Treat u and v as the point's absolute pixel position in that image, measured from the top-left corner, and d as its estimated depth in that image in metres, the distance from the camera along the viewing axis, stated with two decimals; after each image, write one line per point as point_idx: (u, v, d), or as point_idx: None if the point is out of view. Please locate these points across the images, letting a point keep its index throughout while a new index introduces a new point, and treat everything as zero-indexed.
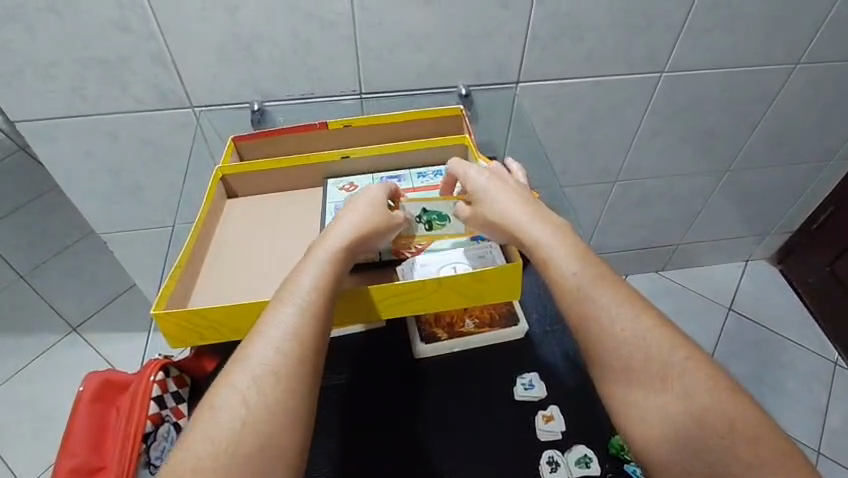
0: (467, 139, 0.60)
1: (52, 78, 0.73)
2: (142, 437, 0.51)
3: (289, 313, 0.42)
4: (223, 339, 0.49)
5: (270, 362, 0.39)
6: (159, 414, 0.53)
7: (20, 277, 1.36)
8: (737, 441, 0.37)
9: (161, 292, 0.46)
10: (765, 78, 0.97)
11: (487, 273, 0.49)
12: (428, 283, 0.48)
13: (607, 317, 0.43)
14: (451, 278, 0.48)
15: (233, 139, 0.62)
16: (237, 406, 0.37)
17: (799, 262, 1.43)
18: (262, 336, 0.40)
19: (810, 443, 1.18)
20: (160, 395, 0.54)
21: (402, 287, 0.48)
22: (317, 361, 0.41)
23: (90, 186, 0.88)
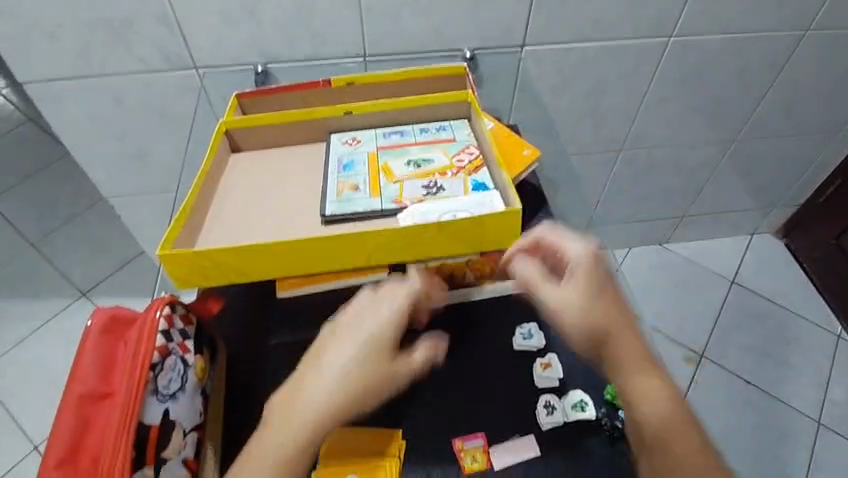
0: (471, 95, 0.60)
1: (58, 38, 0.73)
2: (150, 367, 0.44)
3: (321, 379, 0.40)
4: (226, 281, 0.49)
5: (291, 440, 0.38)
6: (166, 346, 0.46)
7: (30, 245, 1.38)
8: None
9: (167, 235, 0.47)
10: (775, 45, 0.95)
11: (487, 219, 0.48)
12: (427, 227, 0.48)
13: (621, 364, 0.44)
14: (451, 222, 0.48)
15: (238, 96, 0.62)
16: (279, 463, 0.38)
17: (804, 236, 1.42)
18: (309, 394, 0.40)
19: (809, 413, 1.20)
20: (167, 329, 0.47)
21: (402, 232, 0.48)
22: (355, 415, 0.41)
23: (98, 150, 0.89)
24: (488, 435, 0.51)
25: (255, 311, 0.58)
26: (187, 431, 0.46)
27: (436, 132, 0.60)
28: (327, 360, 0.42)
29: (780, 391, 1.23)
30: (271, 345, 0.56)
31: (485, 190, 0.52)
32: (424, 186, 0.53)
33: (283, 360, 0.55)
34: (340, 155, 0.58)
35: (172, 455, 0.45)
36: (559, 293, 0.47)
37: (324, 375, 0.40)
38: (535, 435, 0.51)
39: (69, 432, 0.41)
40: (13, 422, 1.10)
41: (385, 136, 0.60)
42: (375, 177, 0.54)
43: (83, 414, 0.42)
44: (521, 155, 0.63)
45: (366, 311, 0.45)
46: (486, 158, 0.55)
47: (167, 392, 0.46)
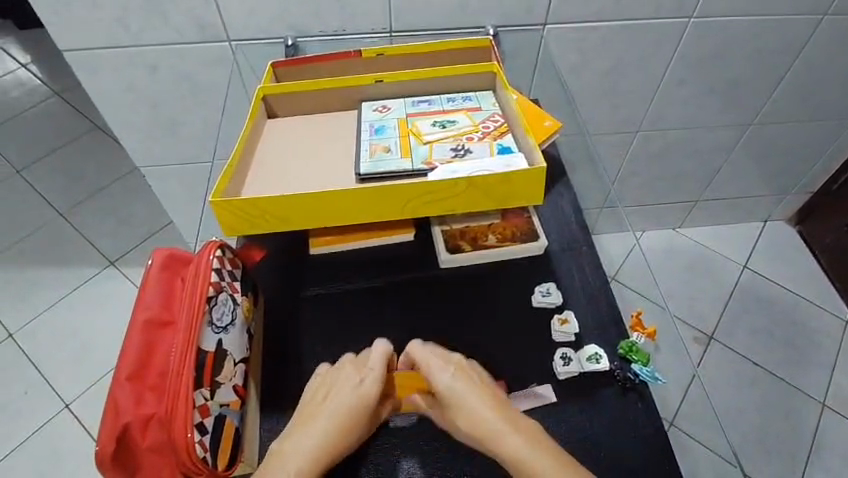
0: (496, 65, 0.62)
1: (98, 8, 0.76)
2: (206, 300, 0.48)
3: (302, 446, 0.44)
4: (270, 229, 0.53)
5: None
6: (219, 283, 0.50)
7: (59, 215, 1.43)
8: None
9: (217, 184, 0.50)
10: (794, 28, 0.96)
11: (514, 175, 0.51)
12: (458, 181, 0.51)
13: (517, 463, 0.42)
14: (481, 177, 0.51)
15: (273, 65, 0.65)
16: None
17: (819, 223, 1.43)
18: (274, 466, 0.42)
19: (815, 395, 1.22)
20: (219, 269, 0.51)
21: (433, 186, 0.51)
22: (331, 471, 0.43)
23: (132, 119, 0.93)
24: (508, 383, 0.53)
25: (291, 264, 0.62)
26: (237, 361, 0.51)
27: (463, 101, 0.63)
28: (311, 425, 0.45)
29: (787, 373, 1.25)
30: (305, 295, 0.59)
31: (510, 153, 0.54)
32: (452, 149, 0.56)
33: (317, 310, 0.58)
34: (371, 121, 0.61)
35: (226, 380, 0.49)
36: (478, 412, 0.45)
37: (317, 424, 0.45)
38: (552, 384, 0.53)
39: (136, 351, 0.46)
40: (46, 381, 1.16)
41: (413, 105, 0.63)
42: (406, 140, 0.57)
43: (147, 339, 0.47)
44: (543, 126, 0.66)
45: (337, 391, 0.48)
46: (511, 125, 0.58)
47: (221, 324, 0.49)
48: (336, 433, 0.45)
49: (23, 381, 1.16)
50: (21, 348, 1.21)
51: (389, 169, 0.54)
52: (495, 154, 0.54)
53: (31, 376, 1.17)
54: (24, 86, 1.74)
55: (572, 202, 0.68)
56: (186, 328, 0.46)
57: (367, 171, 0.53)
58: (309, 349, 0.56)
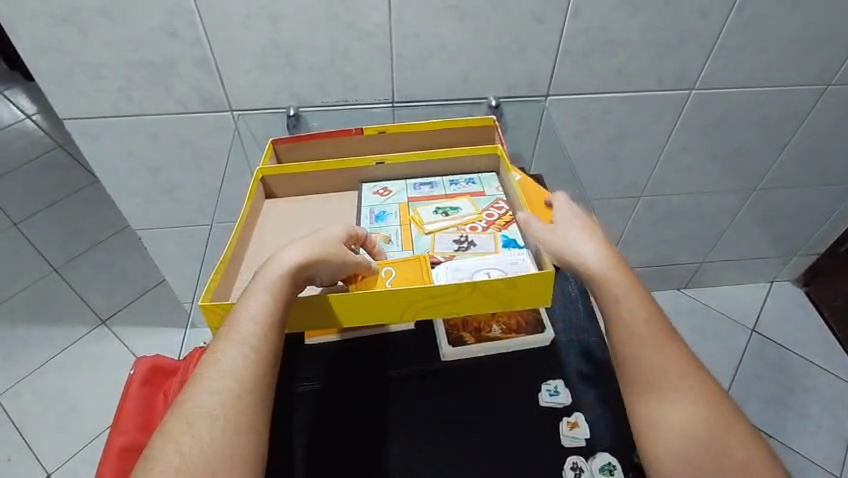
0: (501, 149, 0.61)
1: (102, 79, 0.76)
2: None
3: (259, 301, 0.44)
4: None
5: (225, 388, 0.40)
6: None
7: (53, 270, 1.40)
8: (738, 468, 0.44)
9: (210, 282, 0.48)
10: (795, 97, 0.96)
11: (521, 281, 0.49)
12: (462, 287, 0.49)
13: (643, 347, 0.48)
14: (486, 282, 0.49)
15: (272, 143, 0.64)
16: (225, 377, 0.40)
17: (826, 286, 1.40)
18: (242, 314, 0.43)
19: (832, 470, 1.16)
20: None
21: (436, 290, 0.49)
22: (280, 336, 0.44)
23: (132, 183, 0.92)
24: None
25: (283, 358, 0.59)
26: None
27: (465, 185, 0.63)
28: (244, 317, 0.43)
29: (801, 445, 1.19)
30: (298, 391, 0.56)
31: (516, 247, 0.55)
32: (456, 240, 0.57)
33: (311, 407, 0.55)
34: (372, 206, 0.61)
35: None
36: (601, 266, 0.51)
37: (270, 277, 0.45)
38: None
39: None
40: (26, 450, 1.10)
41: (416, 187, 0.63)
42: (407, 229, 0.59)
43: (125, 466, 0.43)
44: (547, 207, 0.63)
45: (265, 279, 0.45)
46: (515, 214, 0.58)
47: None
48: (291, 283, 0.46)
49: (4, 446, 1.11)
50: (4, 411, 1.15)
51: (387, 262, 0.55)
52: (502, 250, 0.55)
53: (12, 443, 1.11)
54: (28, 137, 1.76)
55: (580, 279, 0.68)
56: None
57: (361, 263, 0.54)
58: (299, 454, 0.52)
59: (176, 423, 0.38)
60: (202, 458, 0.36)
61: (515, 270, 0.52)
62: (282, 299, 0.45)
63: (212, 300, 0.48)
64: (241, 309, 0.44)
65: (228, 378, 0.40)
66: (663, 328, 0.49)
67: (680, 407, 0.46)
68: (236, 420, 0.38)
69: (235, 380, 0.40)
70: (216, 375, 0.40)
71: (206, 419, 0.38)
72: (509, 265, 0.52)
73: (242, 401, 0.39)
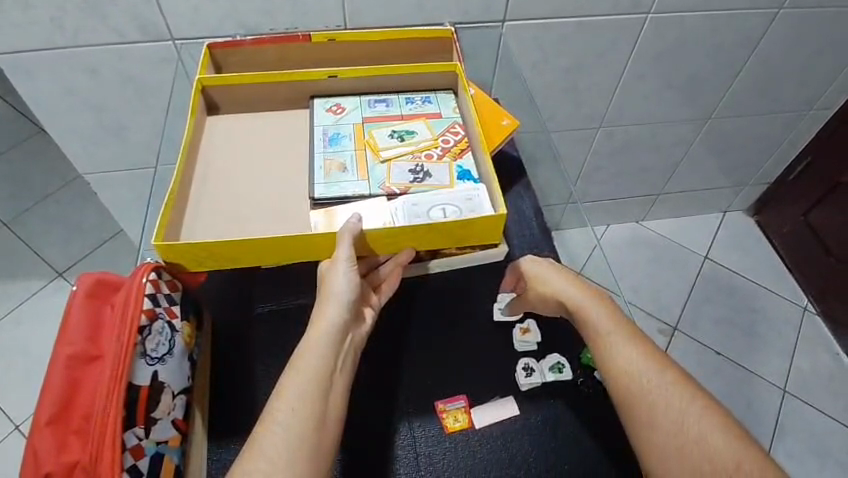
0: (458, 66, 0.59)
1: (29, 8, 0.71)
2: (138, 329, 0.44)
3: (331, 322, 0.44)
4: (214, 265, 0.48)
5: (302, 405, 0.39)
6: (154, 310, 0.46)
7: (3, 225, 1.34)
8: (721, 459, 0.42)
9: (160, 222, 0.46)
10: (749, 22, 0.97)
11: (474, 222, 0.49)
12: (417, 228, 0.49)
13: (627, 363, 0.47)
14: (440, 224, 0.48)
15: (209, 47, 0.60)
16: (294, 403, 0.39)
17: (775, 213, 1.46)
18: (314, 338, 0.43)
19: (776, 382, 1.26)
20: (154, 294, 0.46)
21: (394, 230, 0.48)
22: (340, 358, 0.43)
23: (74, 123, 0.87)
24: (469, 397, 0.54)
25: (241, 283, 0.58)
26: (176, 394, 0.47)
27: (422, 104, 0.60)
28: (320, 337, 0.43)
29: (747, 362, 1.28)
30: (258, 312, 0.56)
31: (471, 180, 0.54)
32: (411, 170, 0.55)
33: (271, 327, 0.55)
34: (326, 125, 0.58)
35: (163, 415, 0.45)
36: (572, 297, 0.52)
37: (338, 299, 0.45)
38: (514, 396, 0.55)
39: (59, 395, 0.41)
40: None
41: (371, 105, 0.60)
42: (363, 155, 0.56)
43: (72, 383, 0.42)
44: (500, 125, 0.64)
45: (341, 282, 0.45)
46: (471, 141, 0.57)
47: (156, 355, 0.46)
48: (347, 305, 0.45)
49: None
50: None
51: (344, 193, 0.52)
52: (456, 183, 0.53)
53: None
54: None
55: (534, 204, 0.69)
56: (111, 373, 0.41)
57: (322, 194, 0.52)
58: (261, 370, 0.53)
59: (262, 438, 0.38)
60: (286, 465, 0.37)
61: (470, 206, 0.51)
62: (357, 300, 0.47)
63: (164, 240, 0.47)
64: (325, 307, 0.44)
65: (314, 374, 0.41)
66: (623, 327, 0.49)
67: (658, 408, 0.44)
68: (325, 406, 0.40)
69: (323, 373, 0.41)
70: (307, 375, 0.41)
71: (285, 437, 0.38)
72: (464, 201, 0.52)
73: (336, 387, 0.42)
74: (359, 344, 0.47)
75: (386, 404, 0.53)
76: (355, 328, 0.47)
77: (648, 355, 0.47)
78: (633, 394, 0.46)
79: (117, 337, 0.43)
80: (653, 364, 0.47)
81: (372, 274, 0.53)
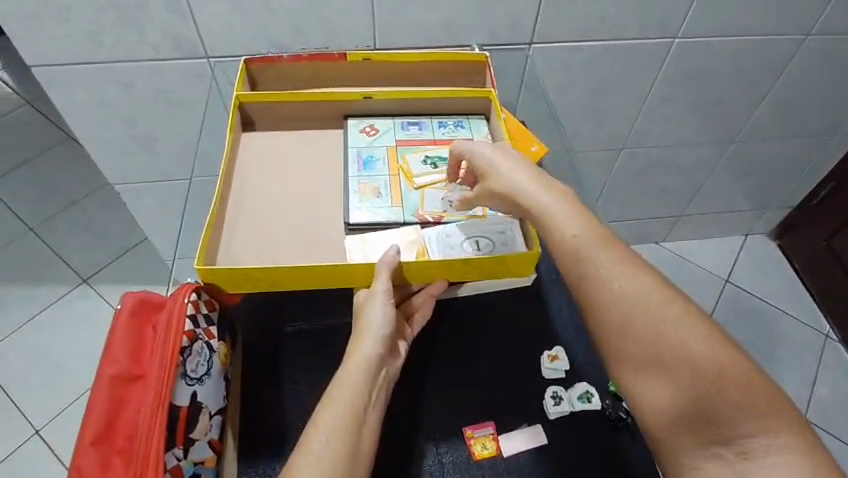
0: (493, 93, 0.60)
1: (68, 23, 0.73)
2: (180, 350, 0.45)
3: (366, 355, 0.45)
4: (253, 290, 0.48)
5: (336, 436, 0.40)
6: (194, 331, 0.47)
7: (29, 230, 1.37)
8: (729, 390, 0.38)
9: (201, 247, 0.47)
10: (775, 48, 0.97)
11: (509, 257, 0.49)
12: (452, 262, 0.49)
13: (607, 274, 0.42)
14: (474, 259, 0.49)
15: (246, 63, 0.62)
16: (328, 435, 0.40)
17: (797, 238, 1.45)
18: (349, 369, 0.44)
19: (796, 409, 1.23)
20: (194, 315, 0.47)
21: (429, 263, 0.49)
22: (376, 391, 0.44)
23: (107, 135, 0.89)
24: (496, 424, 0.54)
25: (271, 301, 0.59)
26: (212, 414, 0.48)
27: (454, 128, 0.61)
28: (356, 371, 0.44)
29: None
30: (287, 332, 0.57)
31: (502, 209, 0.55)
32: (444, 197, 0.56)
33: (299, 346, 0.56)
34: (360, 147, 0.59)
35: (201, 436, 0.46)
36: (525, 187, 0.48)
37: (374, 333, 0.46)
38: (542, 424, 0.54)
39: (103, 414, 0.42)
40: (13, 407, 1.11)
41: (404, 128, 0.61)
42: (397, 181, 0.57)
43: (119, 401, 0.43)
44: (528, 149, 0.65)
45: (377, 316, 0.47)
46: None
47: (195, 375, 0.46)
48: (383, 339, 0.46)
49: None
50: None
51: (381, 220, 0.54)
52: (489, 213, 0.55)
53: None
54: None
55: None
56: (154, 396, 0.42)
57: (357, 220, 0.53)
58: (290, 389, 0.53)
59: (296, 465, 0.38)
60: None
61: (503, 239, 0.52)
62: (392, 334, 0.48)
63: (205, 263, 0.47)
64: (361, 341, 0.46)
65: (348, 405, 0.42)
66: (596, 233, 0.44)
67: (656, 345, 0.40)
68: (358, 436, 0.41)
69: (358, 405, 0.42)
70: (340, 404, 0.41)
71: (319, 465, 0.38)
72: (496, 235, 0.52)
73: (370, 419, 0.43)
74: (393, 375, 0.48)
75: (413, 428, 0.54)
76: (389, 360, 0.48)
77: (629, 274, 0.42)
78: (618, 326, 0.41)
79: (161, 358, 0.44)
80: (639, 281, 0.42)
81: (406, 303, 0.54)
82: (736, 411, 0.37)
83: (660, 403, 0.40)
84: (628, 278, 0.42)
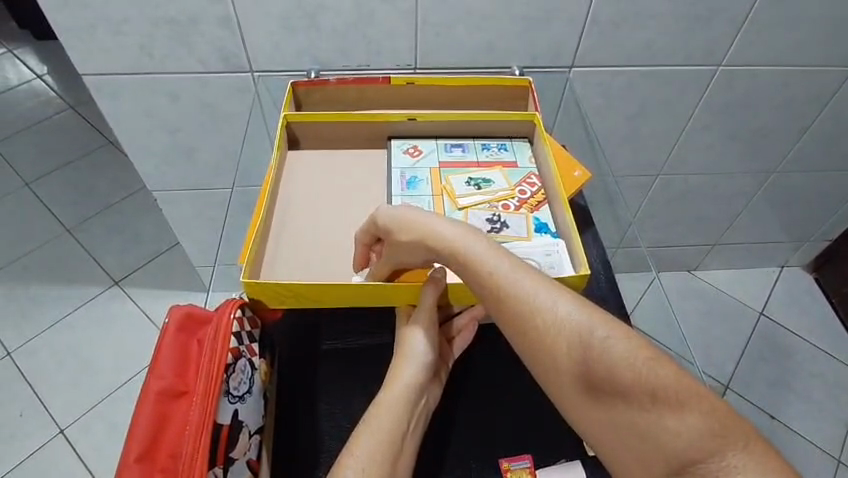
0: (537, 117, 0.59)
1: (122, 35, 0.75)
2: (224, 369, 0.45)
3: (408, 381, 0.45)
4: (297, 304, 0.48)
5: (372, 463, 0.39)
6: (238, 348, 0.47)
7: (66, 230, 1.41)
8: (663, 412, 0.33)
9: (245, 261, 0.47)
10: (822, 78, 0.95)
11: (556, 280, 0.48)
12: None
13: (528, 310, 0.40)
14: None
15: (293, 85, 0.62)
16: (362, 461, 0.39)
17: (836, 272, 1.40)
18: (387, 394, 0.44)
19: (833, 452, 1.18)
20: (239, 332, 0.47)
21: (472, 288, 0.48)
22: (414, 419, 0.44)
23: (149, 143, 0.91)
24: (533, 457, 0.53)
25: (306, 318, 0.59)
26: (252, 433, 0.48)
27: (497, 151, 0.61)
28: (394, 395, 0.44)
29: (802, 428, 1.21)
30: (322, 349, 0.57)
31: (548, 232, 0.53)
32: (488, 218, 0.54)
33: (334, 365, 0.56)
34: (403, 167, 0.58)
35: (239, 455, 0.46)
36: (437, 230, 0.46)
37: (416, 360, 0.47)
38: (580, 460, 0.53)
39: (148, 427, 0.42)
40: (40, 405, 1.12)
41: (447, 149, 0.61)
42: (440, 201, 0.55)
43: (163, 412, 0.44)
44: (572, 175, 0.64)
45: (419, 342, 0.47)
46: (548, 193, 0.56)
47: (237, 393, 0.46)
48: (422, 367, 0.47)
49: (18, 402, 1.13)
50: (19, 367, 1.17)
51: None
52: (533, 236, 0.53)
53: (27, 401, 1.13)
54: (40, 98, 1.72)
55: (600, 256, 0.70)
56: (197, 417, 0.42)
57: None
58: (324, 410, 0.53)
59: None
60: None
61: (549, 262, 0.51)
62: (433, 363, 0.49)
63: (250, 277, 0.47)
64: (403, 366, 0.46)
65: (386, 433, 0.41)
66: (513, 269, 0.42)
67: (588, 380, 0.37)
68: (394, 464, 0.40)
69: (396, 432, 0.42)
70: (378, 430, 0.41)
71: None
72: (541, 255, 0.51)
73: (407, 447, 0.43)
74: (431, 406, 0.48)
75: (447, 458, 0.53)
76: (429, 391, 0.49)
77: (551, 306, 0.40)
78: (550, 364, 0.39)
79: (205, 375, 0.44)
80: (566, 309, 0.39)
81: (447, 326, 0.53)
82: (676, 438, 0.33)
83: (619, 453, 0.36)
84: (549, 306, 0.40)
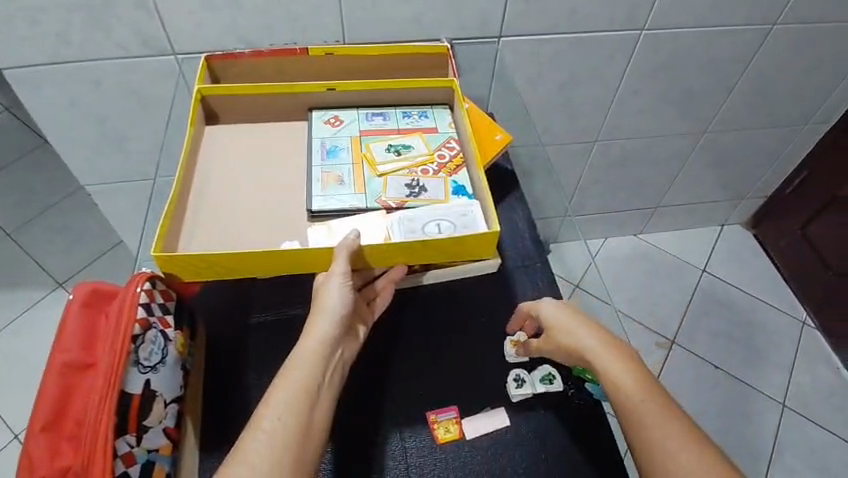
0: (455, 82, 0.60)
1: (36, 24, 0.72)
2: (132, 338, 0.46)
3: (321, 334, 0.45)
4: (216, 275, 0.49)
5: (287, 414, 0.40)
6: (147, 319, 0.48)
7: (6, 235, 1.36)
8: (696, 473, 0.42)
9: (158, 234, 0.47)
10: (743, 38, 0.98)
11: (468, 238, 0.50)
12: (413, 244, 0.49)
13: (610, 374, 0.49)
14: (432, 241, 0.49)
15: (206, 59, 0.62)
16: (277, 414, 0.40)
17: (772, 226, 1.47)
18: (301, 351, 0.44)
19: (775, 396, 1.25)
20: (147, 303, 0.49)
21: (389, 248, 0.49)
22: (330, 368, 0.45)
23: (77, 135, 0.88)
24: (460, 408, 0.55)
25: (234, 294, 0.60)
26: (168, 402, 0.49)
27: (418, 118, 0.61)
28: (307, 350, 0.44)
29: (745, 375, 1.28)
30: (251, 323, 0.58)
31: (465, 194, 0.55)
32: (407, 184, 0.56)
33: (263, 337, 0.57)
34: (323, 137, 0.59)
35: (155, 423, 0.47)
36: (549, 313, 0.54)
37: (330, 314, 0.46)
38: (505, 406, 0.56)
39: (54, 400, 0.44)
40: None
41: (368, 118, 0.61)
42: (360, 169, 0.57)
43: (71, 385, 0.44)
44: (493, 140, 0.66)
45: (333, 295, 0.47)
46: (466, 156, 0.58)
47: (149, 363, 0.48)
48: (336, 321, 0.47)
49: None
50: None
51: (348, 205, 0.54)
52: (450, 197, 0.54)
53: None
54: None
55: (527, 218, 0.71)
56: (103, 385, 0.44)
57: (320, 206, 0.53)
58: (253, 380, 0.54)
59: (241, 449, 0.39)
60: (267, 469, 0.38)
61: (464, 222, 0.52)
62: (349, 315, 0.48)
63: (163, 249, 0.48)
64: (316, 320, 0.46)
65: (300, 385, 0.42)
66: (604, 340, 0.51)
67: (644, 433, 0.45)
68: (311, 410, 0.42)
69: (310, 381, 0.43)
70: (294, 382, 0.42)
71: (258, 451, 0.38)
72: (456, 215, 0.53)
73: (325, 394, 0.44)
74: (348, 357, 0.49)
75: (376, 414, 0.54)
76: (345, 343, 0.49)
77: (629, 373, 0.48)
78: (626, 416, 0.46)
79: (112, 346, 0.45)
80: (636, 380, 0.47)
81: (368, 288, 0.55)
82: None
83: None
84: (631, 376, 0.48)
